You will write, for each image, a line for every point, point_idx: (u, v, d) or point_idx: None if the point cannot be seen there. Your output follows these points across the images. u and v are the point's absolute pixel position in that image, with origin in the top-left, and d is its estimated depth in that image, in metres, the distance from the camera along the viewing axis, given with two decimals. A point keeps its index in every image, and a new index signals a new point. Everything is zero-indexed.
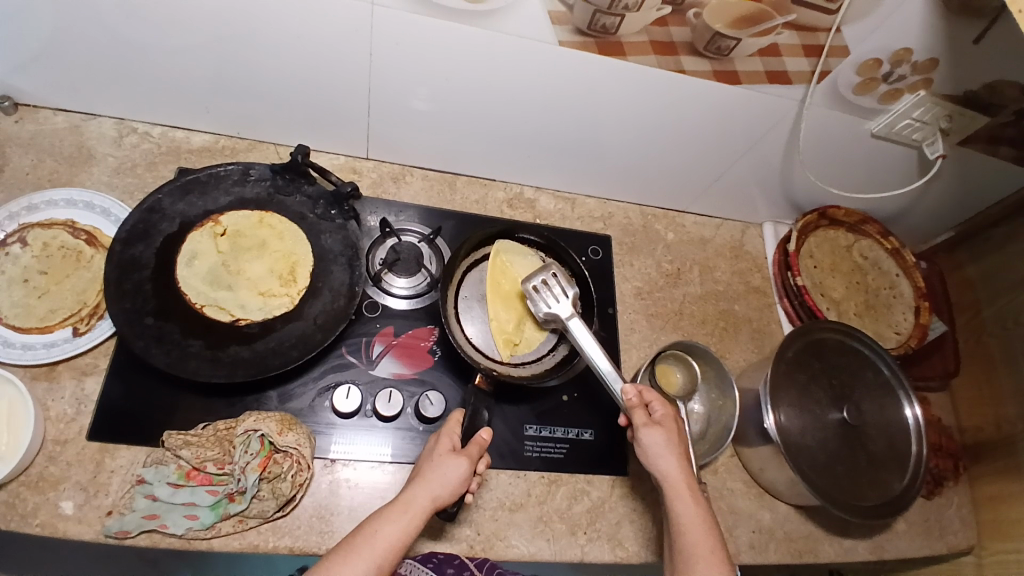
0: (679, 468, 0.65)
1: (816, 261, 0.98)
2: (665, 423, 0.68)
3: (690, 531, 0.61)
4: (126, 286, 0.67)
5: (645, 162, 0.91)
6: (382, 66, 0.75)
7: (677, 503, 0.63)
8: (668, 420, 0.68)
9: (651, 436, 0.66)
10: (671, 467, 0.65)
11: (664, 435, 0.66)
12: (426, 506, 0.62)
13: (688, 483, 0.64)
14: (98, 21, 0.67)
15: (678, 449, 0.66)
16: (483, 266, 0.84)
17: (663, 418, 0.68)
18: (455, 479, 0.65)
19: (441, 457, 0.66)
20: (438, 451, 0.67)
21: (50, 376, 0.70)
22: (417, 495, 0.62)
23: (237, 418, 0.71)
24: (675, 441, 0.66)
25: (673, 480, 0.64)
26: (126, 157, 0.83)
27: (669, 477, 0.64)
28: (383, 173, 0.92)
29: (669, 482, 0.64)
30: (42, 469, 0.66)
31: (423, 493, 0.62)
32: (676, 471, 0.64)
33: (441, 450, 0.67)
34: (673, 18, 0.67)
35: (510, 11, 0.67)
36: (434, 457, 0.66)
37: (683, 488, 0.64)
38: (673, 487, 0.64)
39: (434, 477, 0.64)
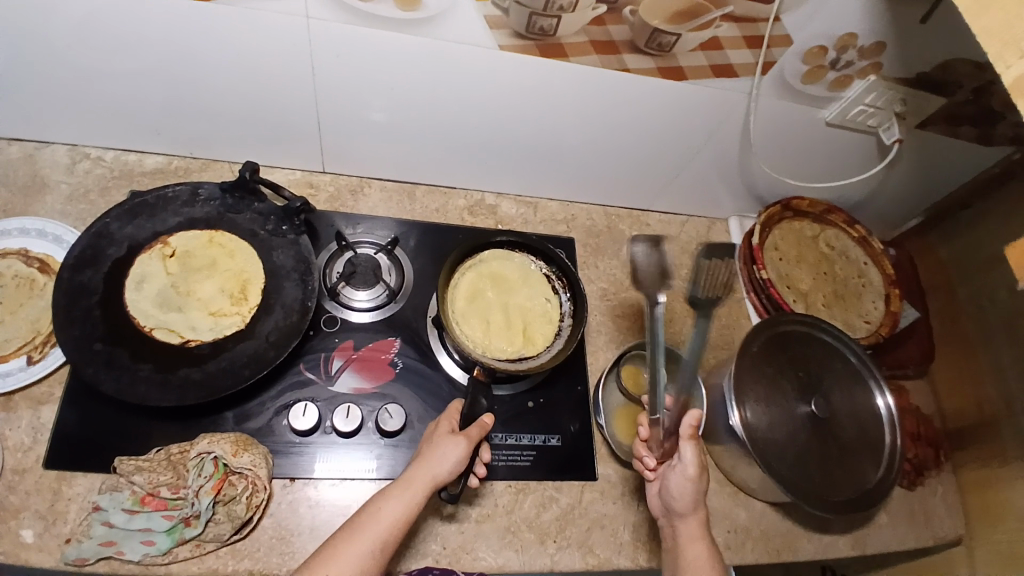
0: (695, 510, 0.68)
1: (781, 254, 0.94)
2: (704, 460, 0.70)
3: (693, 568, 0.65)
4: (77, 312, 0.67)
5: (604, 163, 0.90)
6: (328, 80, 0.75)
7: (689, 543, 0.67)
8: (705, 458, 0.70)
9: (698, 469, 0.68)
10: (688, 508, 0.68)
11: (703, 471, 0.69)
12: (426, 484, 0.62)
13: (702, 526, 0.68)
14: (39, 49, 0.69)
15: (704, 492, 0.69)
16: (467, 271, 0.80)
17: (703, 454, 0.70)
18: (454, 458, 0.65)
19: (442, 440, 0.66)
20: (439, 436, 0.67)
21: (7, 406, 0.70)
22: (421, 476, 0.63)
23: (192, 441, 0.70)
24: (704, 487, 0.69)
25: (688, 520, 0.68)
26: (79, 184, 0.82)
27: (688, 518, 0.68)
28: (340, 186, 0.91)
29: (688, 524, 0.68)
30: (1, 499, 0.66)
31: (423, 473, 0.63)
32: (692, 513, 0.68)
33: (441, 435, 0.67)
34: (610, 16, 0.67)
35: (446, 18, 0.67)
36: (434, 439, 0.67)
37: (693, 528, 0.68)
38: (691, 529, 0.68)
39: (434, 457, 0.64)
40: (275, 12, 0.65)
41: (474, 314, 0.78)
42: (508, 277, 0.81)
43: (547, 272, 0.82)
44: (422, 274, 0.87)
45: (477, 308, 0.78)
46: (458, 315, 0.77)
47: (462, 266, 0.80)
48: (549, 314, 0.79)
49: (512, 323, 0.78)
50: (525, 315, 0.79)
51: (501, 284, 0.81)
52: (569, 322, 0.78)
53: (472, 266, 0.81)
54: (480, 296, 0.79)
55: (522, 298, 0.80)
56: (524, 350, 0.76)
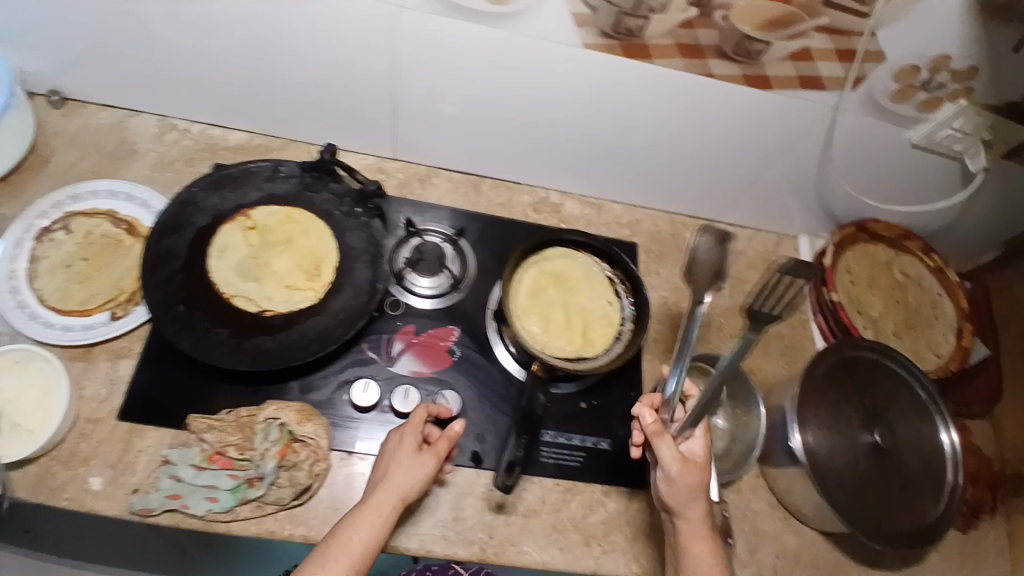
0: (699, 507, 0.65)
1: (853, 277, 0.91)
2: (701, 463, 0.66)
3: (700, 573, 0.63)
4: (158, 275, 0.71)
5: (673, 170, 0.89)
6: (411, 68, 0.76)
7: (693, 543, 0.64)
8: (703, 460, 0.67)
9: (692, 474, 0.65)
10: (690, 504, 0.65)
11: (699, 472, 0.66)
12: (393, 505, 0.62)
13: (706, 523, 0.65)
14: (140, 18, 0.72)
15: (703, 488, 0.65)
16: (529, 267, 0.80)
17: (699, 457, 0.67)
18: (418, 476, 0.65)
19: (408, 461, 0.65)
20: (404, 455, 0.66)
21: (87, 357, 0.74)
22: (388, 498, 0.62)
23: (259, 406, 0.72)
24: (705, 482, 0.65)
25: (691, 517, 0.65)
26: (166, 153, 0.86)
27: (691, 517, 0.65)
28: (410, 174, 0.92)
29: (689, 524, 0.65)
30: (74, 446, 0.70)
31: (391, 495, 0.63)
32: (694, 511, 0.65)
33: (408, 455, 0.66)
34: (700, 20, 0.67)
35: (534, 14, 0.67)
36: (398, 456, 0.66)
37: (696, 525, 0.65)
38: (693, 529, 0.64)
39: (398, 477, 0.64)
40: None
41: (535, 310, 0.78)
42: (570, 276, 0.81)
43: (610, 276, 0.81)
44: (485, 267, 0.87)
45: (537, 304, 0.79)
46: (519, 311, 0.78)
47: (524, 262, 0.80)
48: (610, 316, 0.79)
49: (572, 322, 0.78)
50: (586, 315, 0.79)
51: (563, 283, 0.80)
52: (631, 326, 0.78)
53: (535, 262, 0.81)
54: (541, 293, 0.79)
55: (583, 298, 0.79)
56: (584, 350, 0.76)
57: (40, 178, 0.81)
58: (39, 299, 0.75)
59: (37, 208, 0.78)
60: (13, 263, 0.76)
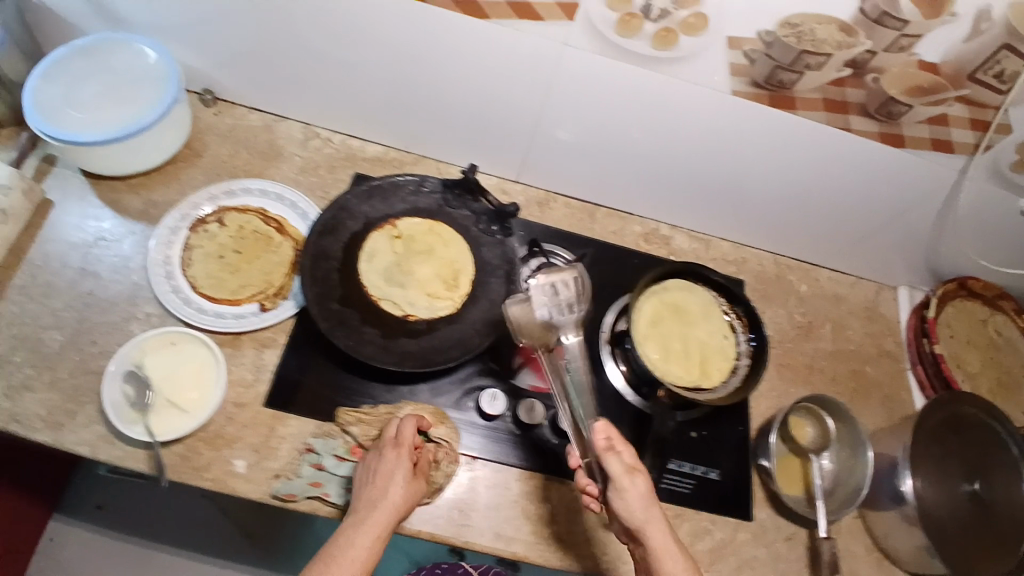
0: (661, 523, 0.61)
1: (952, 332, 0.95)
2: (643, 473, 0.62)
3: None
4: (317, 273, 0.76)
5: (785, 215, 0.93)
6: (558, 101, 0.81)
7: (665, 564, 0.60)
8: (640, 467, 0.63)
9: (636, 489, 0.61)
10: (649, 522, 0.61)
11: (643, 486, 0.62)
12: (386, 513, 0.65)
13: (672, 540, 0.61)
14: (311, 30, 0.78)
15: (653, 500, 0.62)
16: (649, 297, 0.84)
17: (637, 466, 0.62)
18: (403, 481, 0.68)
19: (400, 484, 0.67)
20: (395, 477, 0.68)
21: (234, 344, 0.78)
22: (381, 522, 0.65)
23: (396, 405, 0.79)
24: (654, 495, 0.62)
25: (653, 536, 0.60)
26: (309, 158, 0.92)
27: (657, 538, 0.60)
28: (530, 197, 0.96)
29: (660, 547, 0.60)
30: (221, 428, 0.75)
31: (385, 517, 0.65)
32: (657, 528, 0.61)
33: (399, 477, 0.68)
34: (853, 79, 0.71)
35: (694, 60, 0.71)
36: (384, 464, 0.69)
37: (665, 548, 0.60)
38: (663, 551, 0.60)
39: (387, 484, 0.67)
40: (537, 34, 0.72)
41: (654, 338, 0.81)
42: (688, 308, 0.84)
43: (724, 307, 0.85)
44: (599, 292, 0.90)
45: (657, 333, 0.82)
46: (640, 338, 0.81)
47: (645, 291, 0.83)
48: (726, 350, 0.82)
49: (690, 353, 0.81)
50: (703, 348, 0.82)
51: (682, 314, 0.83)
52: (747, 361, 0.81)
53: (655, 292, 0.84)
54: (661, 322, 0.82)
55: (701, 331, 0.82)
56: (701, 381, 0.79)
57: (193, 170, 0.86)
58: (191, 285, 0.79)
59: (192, 200, 0.83)
60: (167, 250, 0.80)
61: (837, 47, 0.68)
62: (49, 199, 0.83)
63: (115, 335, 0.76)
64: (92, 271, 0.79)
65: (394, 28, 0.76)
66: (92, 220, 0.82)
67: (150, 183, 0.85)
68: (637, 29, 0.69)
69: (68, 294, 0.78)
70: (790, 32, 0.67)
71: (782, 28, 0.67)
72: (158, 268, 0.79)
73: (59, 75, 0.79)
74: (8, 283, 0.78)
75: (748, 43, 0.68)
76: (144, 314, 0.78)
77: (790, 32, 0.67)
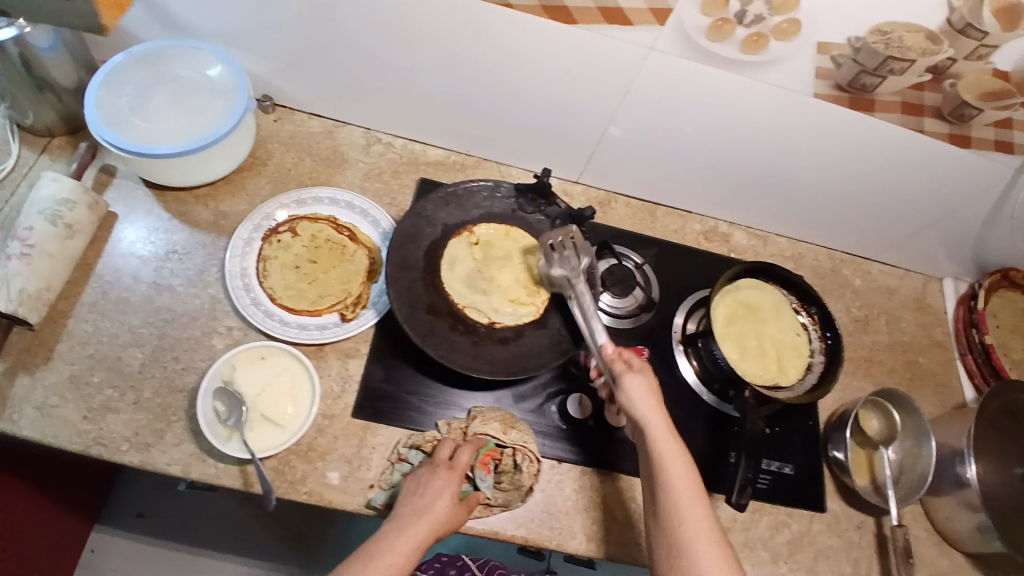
0: (660, 412, 0.64)
1: (998, 321, 1.00)
2: (645, 371, 0.66)
3: (674, 480, 0.60)
4: (403, 284, 0.75)
5: (841, 211, 0.96)
6: (630, 105, 0.82)
7: (663, 449, 0.62)
8: (647, 368, 0.67)
9: (632, 380, 0.65)
10: (650, 410, 0.63)
11: (643, 378, 0.65)
12: (427, 526, 0.65)
13: (670, 429, 0.63)
14: (379, 34, 0.76)
15: (657, 396, 0.65)
16: (724, 296, 0.87)
17: (644, 367, 0.67)
18: (447, 497, 0.68)
19: (447, 504, 0.67)
20: (444, 496, 0.68)
21: (318, 355, 0.78)
22: (422, 532, 0.64)
23: (468, 418, 0.78)
24: (656, 389, 0.65)
25: (654, 424, 0.63)
26: (374, 164, 0.91)
27: (655, 424, 0.63)
28: (591, 198, 0.97)
29: (657, 431, 0.62)
30: (312, 440, 0.74)
31: (426, 529, 0.65)
32: (659, 418, 0.63)
33: (448, 498, 0.68)
34: (931, 83, 0.72)
35: (781, 64, 0.71)
36: (427, 478, 0.69)
37: (665, 436, 0.62)
38: (661, 435, 0.62)
39: (430, 498, 0.67)
40: (620, 40, 0.72)
41: (732, 336, 0.84)
42: (762, 308, 0.87)
43: (795, 305, 0.88)
44: (668, 291, 0.92)
45: (734, 331, 0.85)
46: (719, 336, 0.84)
47: (721, 290, 0.86)
48: (800, 347, 0.86)
49: (766, 352, 0.84)
50: (778, 346, 0.85)
51: (756, 313, 0.86)
52: (821, 359, 0.85)
53: (729, 292, 0.87)
54: (737, 320, 0.85)
55: (776, 329, 0.86)
56: (779, 379, 0.83)
57: (259, 179, 0.86)
58: (270, 297, 0.78)
59: (264, 210, 0.82)
60: (244, 262, 0.79)
61: (920, 54, 0.68)
62: (113, 212, 0.80)
63: (198, 351, 0.76)
64: (167, 285, 0.78)
65: (465, 37, 0.75)
66: (160, 231, 0.80)
67: (217, 194, 0.84)
68: (728, 34, 0.69)
69: (144, 309, 0.76)
70: (879, 39, 0.67)
71: (873, 34, 0.67)
72: (237, 280, 0.78)
73: (121, 82, 0.77)
74: (78, 301, 0.75)
75: (837, 48, 0.69)
76: (225, 328, 0.77)
77: (879, 39, 0.67)
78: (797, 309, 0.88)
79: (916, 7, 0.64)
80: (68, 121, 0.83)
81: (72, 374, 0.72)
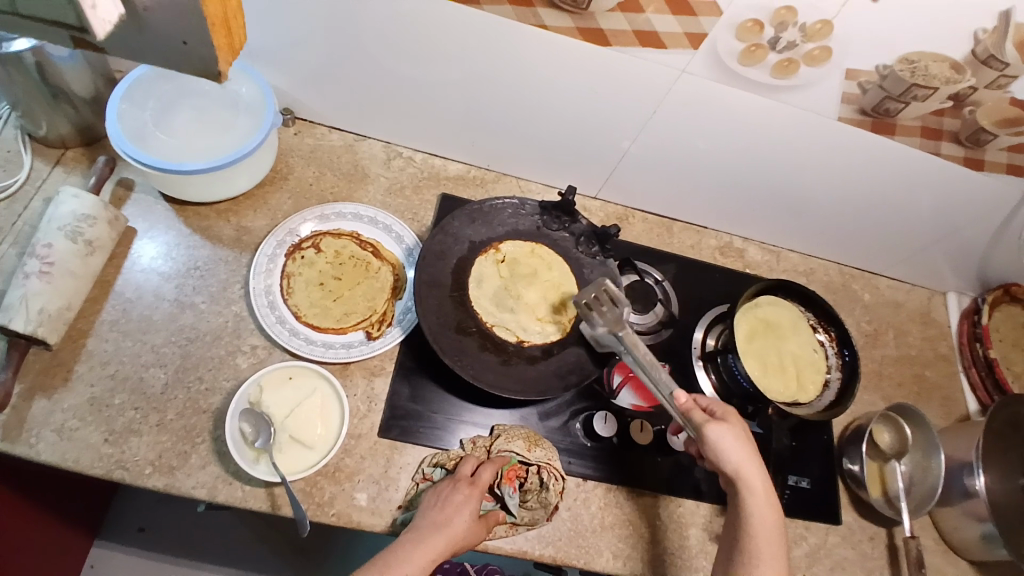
0: (754, 466, 0.66)
1: (1000, 335, 1.03)
2: (730, 419, 0.68)
3: (759, 533, 0.64)
4: (432, 302, 0.76)
5: (852, 228, 0.98)
6: (654, 125, 0.82)
7: (753, 501, 0.65)
8: (731, 416, 0.69)
9: (722, 433, 0.66)
10: (746, 466, 0.66)
11: (734, 430, 0.67)
12: (444, 543, 0.65)
13: (763, 482, 0.66)
14: (406, 51, 0.75)
15: (750, 448, 0.67)
16: (744, 312, 0.88)
17: (726, 415, 0.69)
18: (467, 514, 0.67)
19: (465, 520, 0.67)
20: (463, 512, 0.67)
21: (344, 373, 0.77)
22: (438, 548, 0.64)
23: (493, 434, 0.77)
24: (746, 438, 0.67)
25: (748, 478, 0.66)
26: (394, 179, 0.91)
27: (749, 477, 0.66)
28: (609, 214, 0.98)
29: (748, 483, 0.66)
30: (339, 461, 0.73)
31: (443, 544, 0.65)
32: (752, 470, 0.66)
33: (466, 514, 0.67)
34: (951, 110, 0.74)
35: (808, 88, 0.73)
36: (448, 490, 0.69)
37: (758, 487, 0.66)
38: (751, 487, 0.65)
39: (449, 513, 0.67)
40: (653, 62, 0.72)
41: (753, 353, 0.86)
42: (780, 324, 0.88)
43: (813, 323, 0.90)
44: (687, 306, 0.94)
45: (756, 348, 0.86)
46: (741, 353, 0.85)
47: (742, 307, 0.88)
48: (817, 363, 0.87)
49: (787, 368, 0.86)
50: (797, 362, 0.87)
51: (775, 330, 0.88)
52: (837, 375, 0.87)
53: (749, 308, 0.89)
54: (757, 337, 0.87)
55: (795, 345, 0.87)
56: (798, 395, 0.85)
57: (280, 193, 0.85)
58: (295, 315, 0.77)
59: (287, 225, 0.81)
60: (268, 279, 0.78)
61: (944, 82, 0.69)
62: (132, 228, 0.79)
63: (221, 370, 0.74)
64: (190, 303, 0.77)
65: (494, 57, 0.75)
66: (180, 248, 0.80)
67: (237, 209, 0.83)
68: (760, 59, 0.70)
69: (166, 328, 0.75)
70: (906, 67, 0.68)
71: (900, 63, 0.68)
72: (261, 298, 0.76)
73: (143, 97, 0.75)
74: (96, 320, 0.74)
75: (864, 75, 0.70)
76: (249, 347, 0.76)
77: (906, 67, 0.68)
78: (814, 325, 0.90)
79: (944, 36, 0.65)
80: (82, 133, 0.80)
81: (92, 396, 0.70)
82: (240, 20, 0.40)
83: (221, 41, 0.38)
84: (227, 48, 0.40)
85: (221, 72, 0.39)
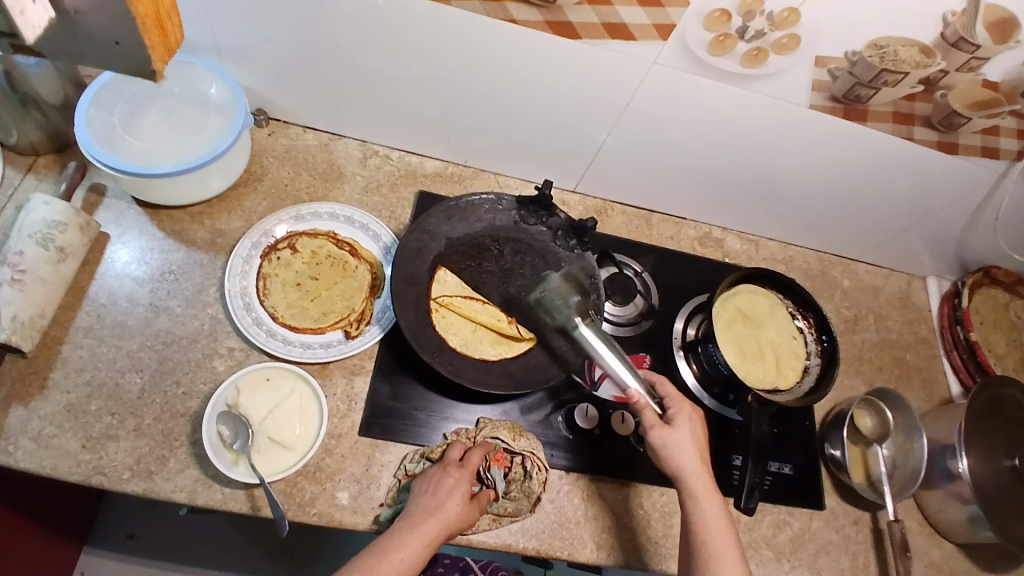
0: (697, 463, 0.68)
1: (980, 318, 1.04)
2: (679, 417, 0.70)
3: (710, 530, 0.65)
4: (409, 299, 0.78)
5: (830, 215, 0.98)
6: (629, 118, 0.82)
7: (701, 498, 0.66)
8: (680, 415, 0.70)
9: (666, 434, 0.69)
10: (693, 463, 0.67)
11: (679, 430, 0.69)
12: (438, 525, 0.65)
13: (705, 474, 0.68)
14: (375, 50, 0.75)
15: (693, 443, 0.69)
16: (720, 299, 0.89)
17: (678, 413, 0.70)
18: (458, 495, 0.68)
19: (458, 502, 0.67)
20: (454, 495, 0.67)
21: (323, 373, 0.77)
22: (433, 530, 0.64)
23: (475, 429, 0.77)
24: (689, 438, 0.69)
25: (694, 475, 0.67)
26: (371, 177, 0.90)
27: (692, 470, 0.67)
28: (588, 206, 0.98)
29: (692, 475, 0.67)
30: (319, 461, 0.73)
31: (438, 527, 0.65)
32: (692, 464, 0.68)
33: (458, 496, 0.68)
34: (923, 94, 0.75)
35: (779, 76, 0.73)
36: (439, 473, 0.70)
37: (704, 484, 0.67)
38: (695, 481, 0.67)
39: (441, 495, 0.67)
40: (624, 54, 0.72)
41: (732, 341, 0.87)
42: (757, 313, 0.89)
43: (792, 310, 0.91)
44: (667, 296, 0.94)
45: (734, 336, 0.87)
46: (720, 340, 0.86)
47: (720, 296, 0.88)
48: (796, 349, 0.88)
49: (765, 355, 0.87)
50: (777, 352, 0.87)
51: (752, 319, 0.89)
52: (817, 361, 0.87)
53: (726, 295, 0.89)
54: (736, 324, 0.88)
55: (772, 332, 0.88)
56: (778, 382, 0.85)
57: (255, 195, 0.85)
58: (272, 316, 0.77)
59: (262, 226, 0.80)
60: (244, 280, 0.77)
61: (914, 66, 0.70)
62: (105, 233, 0.79)
63: (198, 374, 0.74)
64: (165, 307, 0.76)
65: (464, 53, 0.75)
66: (155, 251, 0.79)
67: (212, 211, 0.83)
68: (730, 49, 0.70)
69: (142, 333, 0.75)
70: (875, 53, 0.68)
71: (869, 49, 0.68)
72: (237, 299, 0.76)
73: (111, 101, 0.75)
74: (71, 326, 0.73)
75: (834, 61, 0.70)
76: (227, 349, 0.76)
77: (875, 53, 0.68)
78: (793, 312, 0.91)
79: (912, 21, 0.65)
80: (53, 139, 0.80)
81: (69, 402, 0.69)
82: (173, 18, 0.42)
83: (154, 40, 0.40)
84: (163, 46, 0.42)
85: (156, 71, 0.41)
